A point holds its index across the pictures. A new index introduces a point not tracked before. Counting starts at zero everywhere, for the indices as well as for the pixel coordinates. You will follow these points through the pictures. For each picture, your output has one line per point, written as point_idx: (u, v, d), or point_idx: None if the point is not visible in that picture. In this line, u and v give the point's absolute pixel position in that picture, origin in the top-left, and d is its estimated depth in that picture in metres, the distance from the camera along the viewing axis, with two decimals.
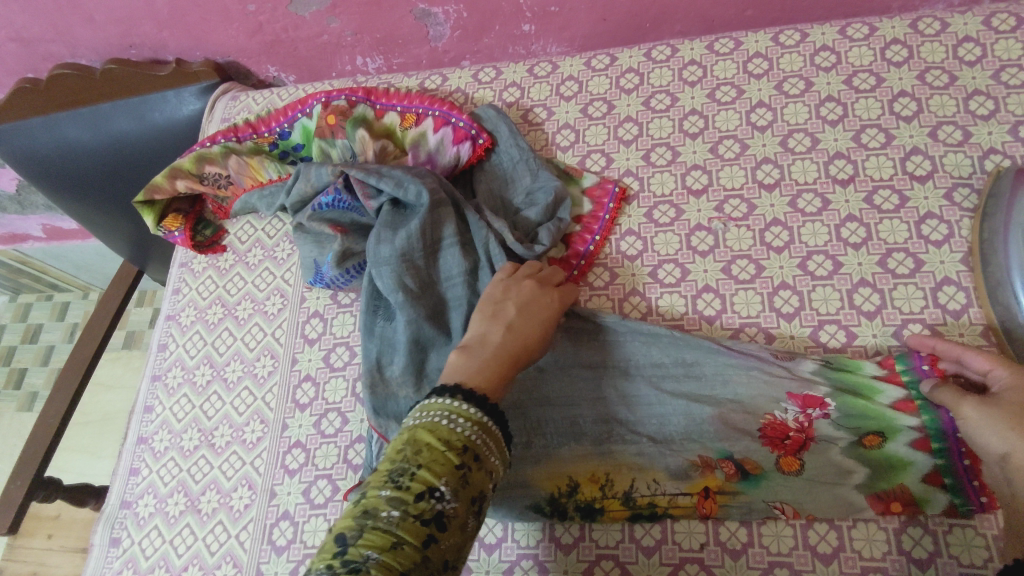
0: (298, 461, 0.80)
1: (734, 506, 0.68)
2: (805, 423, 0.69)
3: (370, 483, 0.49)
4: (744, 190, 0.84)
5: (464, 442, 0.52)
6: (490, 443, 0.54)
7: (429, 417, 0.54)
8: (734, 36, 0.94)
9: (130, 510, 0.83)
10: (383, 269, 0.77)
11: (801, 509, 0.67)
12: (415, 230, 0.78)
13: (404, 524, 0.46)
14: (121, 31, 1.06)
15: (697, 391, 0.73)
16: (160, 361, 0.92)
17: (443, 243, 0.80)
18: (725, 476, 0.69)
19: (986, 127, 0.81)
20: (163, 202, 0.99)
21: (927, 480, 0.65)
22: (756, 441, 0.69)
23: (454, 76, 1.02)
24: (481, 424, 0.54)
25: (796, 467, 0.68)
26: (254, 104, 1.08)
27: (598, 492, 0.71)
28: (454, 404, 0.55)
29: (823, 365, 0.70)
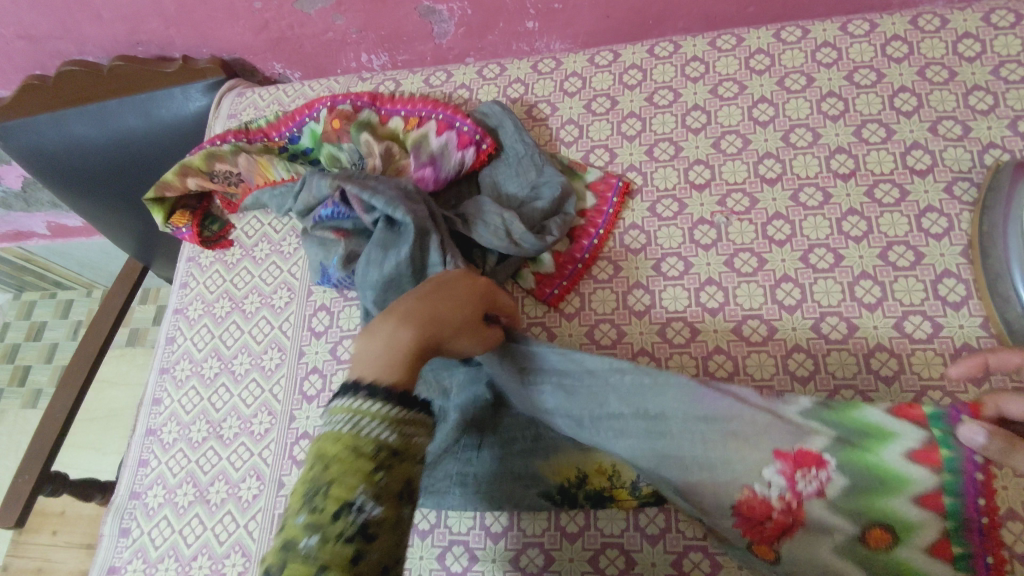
0: (306, 452, 0.81)
1: (727, 530, 0.66)
2: (794, 503, 0.60)
3: (289, 506, 0.47)
4: (747, 184, 0.85)
5: (376, 442, 0.49)
6: (408, 433, 0.51)
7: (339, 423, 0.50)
8: (736, 32, 0.95)
9: (139, 501, 0.83)
10: (372, 289, 0.79)
11: (792, 552, 0.64)
12: (406, 256, 0.77)
13: (325, 549, 0.44)
14: (129, 28, 1.07)
15: None
16: (168, 353, 0.93)
17: (430, 266, 0.79)
18: None
19: (985, 122, 0.82)
20: (172, 199, 0.99)
21: (915, 474, 0.62)
22: (733, 522, 0.63)
23: (458, 73, 1.03)
24: (398, 419, 0.51)
25: None
26: (260, 101, 1.09)
27: (606, 482, 0.72)
28: (355, 404, 0.50)
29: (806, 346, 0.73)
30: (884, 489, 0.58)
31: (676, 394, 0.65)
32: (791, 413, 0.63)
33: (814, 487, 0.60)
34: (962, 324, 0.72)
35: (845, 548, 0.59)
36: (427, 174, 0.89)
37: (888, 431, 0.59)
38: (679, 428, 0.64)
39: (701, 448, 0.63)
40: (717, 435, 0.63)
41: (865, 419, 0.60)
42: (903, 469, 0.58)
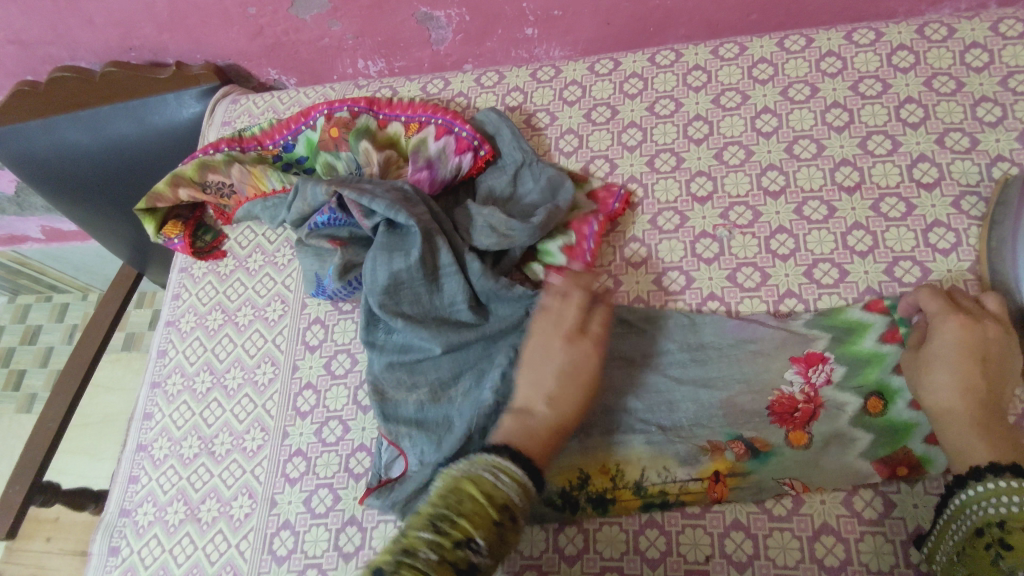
0: (299, 470, 0.79)
1: (745, 487, 0.69)
2: (812, 394, 0.71)
3: (413, 522, 0.55)
4: (750, 197, 0.83)
5: (504, 499, 0.58)
6: (523, 501, 0.59)
7: (479, 471, 0.59)
8: (739, 41, 0.93)
9: (129, 519, 0.82)
10: (379, 292, 0.77)
11: (809, 484, 0.68)
12: (416, 259, 0.77)
13: (440, 566, 0.52)
14: (121, 33, 1.06)
15: (705, 375, 0.74)
16: (159, 367, 0.91)
17: (443, 267, 0.79)
18: (735, 457, 0.70)
19: (993, 134, 0.80)
20: (163, 210, 0.97)
21: (928, 439, 0.67)
22: (767, 418, 0.71)
23: (456, 80, 1.01)
24: (523, 488, 0.60)
25: (805, 442, 0.69)
26: (255, 108, 1.07)
27: (608, 482, 0.71)
28: (502, 464, 0.60)
29: (815, 318, 0.74)
30: (871, 366, 0.71)
31: (709, 328, 0.76)
32: (799, 326, 0.74)
33: (824, 378, 0.71)
34: None
35: (851, 419, 0.69)
36: (422, 176, 0.87)
37: (881, 353, 0.71)
38: (708, 346, 0.75)
39: (730, 366, 0.74)
40: (741, 355, 0.74)
41: (850, 317, 0.73)
42: (878, 350, 0.71)
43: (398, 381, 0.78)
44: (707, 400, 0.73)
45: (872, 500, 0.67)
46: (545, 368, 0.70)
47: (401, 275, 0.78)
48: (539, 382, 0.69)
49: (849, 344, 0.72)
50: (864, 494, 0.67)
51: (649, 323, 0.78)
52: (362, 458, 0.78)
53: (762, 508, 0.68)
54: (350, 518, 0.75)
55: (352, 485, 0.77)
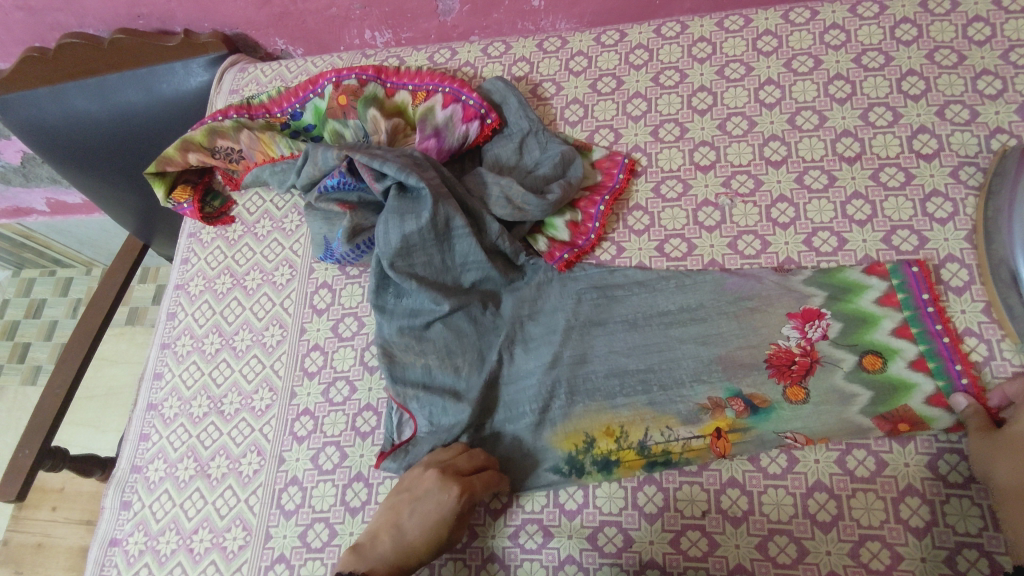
0: (307, 429, 0.81)
1: (746, 440, 0.71)
2: (809, 347, 0.73)
3: None
4: (752, 166, 0.85)
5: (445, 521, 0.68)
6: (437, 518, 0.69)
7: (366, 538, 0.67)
8: (744, 13, 0.94)
9: (140, 475, 0.84)
10: (391, 253, 0.78)
11: (812, 437, 0.70)
12: (427, 221, 0.78)
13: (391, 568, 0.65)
14: (130, 0, 1.06)
15: (705, 333, 0.77)
16: (169, 329, 0.92)
17: (453, 230, 0.80)
18: (735, 413, 0.72)
19: (993, 106, 0.81)
20: (173, 173, 0.99)
21: (929, 401, 0.69)
22: (765, 371, 0.73)
23: (463, 50, 1.01)
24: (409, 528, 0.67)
25: (802, 395, 0.72)
26: (263, 77, 1.08)
27: (613, 444, 0.74)
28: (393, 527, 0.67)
29: (814, 273, 0.77)
30: (867, 326, 0.73)
31: (708, 287, 0.79)
32: (798, 282, 0.77)
33: (819, 334, 0.74)
34: (964, 309, 0.72)
35: (849, 375, 0.71)
36: (431, 145, 0.89)
37: (876, 314, 0.73)
38: (707, 306, 0.78)
39: (730, 323, 0.76)
40: (740, 313, 0.77)
41: (849, 278, 0.76)
42: (876, 312, 0.73)
43: (407, 345, 0.79)
44: (706, 356, 0.75)
45: (864, 459, 0.69)
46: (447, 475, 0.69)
47: (413, 237, 0.79)
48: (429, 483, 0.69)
49: (848, 304, 0.74)
50: (857, 453, 0.69)
51: (649, 286, 0.81)
52: (369, 417, 0.80)
53: (758, 467, 0.70)
54: (356, 475, 0.77)
55: (358, 443, 0.79)
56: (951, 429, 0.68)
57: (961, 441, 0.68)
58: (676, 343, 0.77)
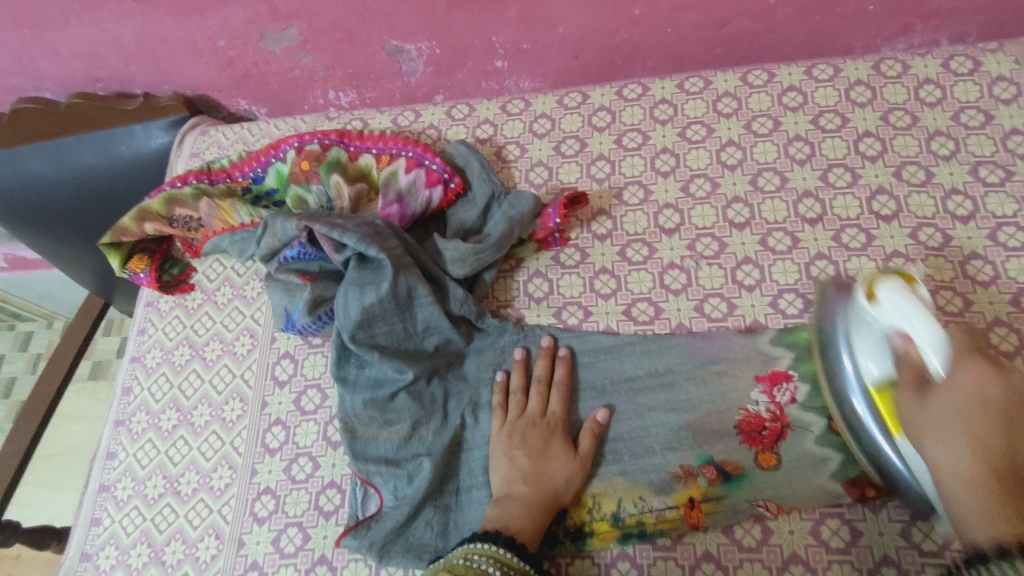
0: (267, 509, 0.78)
1: (719, 512, 0.69)
2: (778, 413, 0.72)
3: None
4: (716, 229, 0.85)
5: (480, 574, 0.59)
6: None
7: (479, 563, 0.61)
8: (703, 74, 0.96)
9: (90, 563, 0.79)
10: (352, 327, 0.76)
11: (784, 505, 0.69)
12: (388, 291, 0.76)
13: None
14: (87, 65, 1.05)
15: (673, 399, 0.76)
16: (124, 404, 0.89)
17: (416, 297, 0.79)
18: (708, 482, 0.71)
19: (947, 167, 0.83)
20: (129, 244, 0.96)
21: None
22: (735, 438, 0.72)
23: (427, 112, 1.01)
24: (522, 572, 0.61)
25: (774, 461, 0.71)
26: (224, 139, 1.06)
27: (586, 516, 0.72)
28: (496, 551, 0.62)
29: (778, 335, 0.77)
30: None
31: (674, 352, 0.78)
32: (764, 345, 0.76)
33: (788, 397, 0.73)
34: None
35: (819, 438, 0.71)
36: (393, 211, 0.86)
37: None
38: (674, 370, 0.77)
39: (697, 389, 0.75)
40: (706, 377, 0.76)
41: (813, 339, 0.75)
42: None
43: (370, 419, 0.76)
44: (675, 423, 0.74)
45: (839, 529, 0.68)
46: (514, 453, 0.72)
47: (374, 308, 0.76)
48: (511, 472, 0.71)
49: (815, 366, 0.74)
50: (832, 523, 0.68)
51: (618, 350, 0.80)
52: (332, 495, 0.77)
53: (732, 539, 0.69)
54: (320, 557, 0.74)
55: (322, 524, 0.76)
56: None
57: None
58: (645, 409, 0.76)
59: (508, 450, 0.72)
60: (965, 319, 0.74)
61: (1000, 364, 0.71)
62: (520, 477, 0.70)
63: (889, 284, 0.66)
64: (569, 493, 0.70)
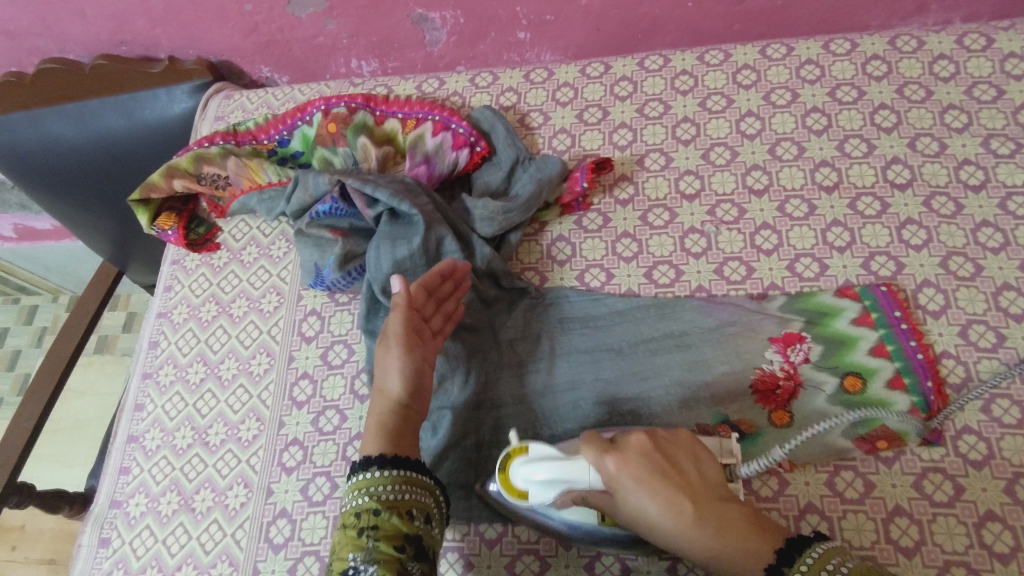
0: (296, 459, 0.80)
1: None
2: (792, 371, 0.74)
3: None
4: (735, 195, 0.87)
5: (357, 510, 0.61)
6: (414, 491, 0.62)
7: (355, 499, 0.61)
8: (723, 48, 0.98)
9: (120, 510, 0.81)
10: (383, 279, 0.79)
11: (796, 461, 0.71)
12: (419, 246, 0.79)
13: None
14: (113, 27, 1.05)
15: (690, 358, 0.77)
16: (151, 358, 0.90)
17: (445, 254, 0.81)
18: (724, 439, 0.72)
19: (960, 139, 0.86)
20: (157, 201, 0.97)
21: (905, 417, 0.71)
22: (750, 397, 0.74)
23: (451, 81, 1.03)
24: (403, 481, 0.62)
25: (787, 420, 0.72)
26: (248, 104, 1.07)
27: None
28: (383, 476, 0.62)
29: (789, 299, 0.79)
30: (846, 348, 0.75)
31: (691, 313, 0.80)
32: (775, 309, 0.78)
33: (801, 357, 0.75)
34: (941, 332, 0.75)
35: (831, 398, 0.73)
36: (421, 171, 0.89)
37: (852, 335, 0.75)
38: (690, 333, 0.78)
39: (713, 350, 0.77)
40: (721, 338, 0.77)
41: (823, 301, 0.78)
42: (852, 333, 0.75)
43: None
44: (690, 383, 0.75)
45: (853, 481, 0.70)
46: (397, 354, 0.69)
47: (405, 263, 0.79)
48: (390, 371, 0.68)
49: (827, 328, 0.76)
50: (846, 475, 0.70)
51: (637, 308, 0.81)
52: (360, 446, 0.79)
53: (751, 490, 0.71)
54: None
55: (350, 473, 0.78)
56: (922, 445, 0.70)
57: (942, 459, 0.69)
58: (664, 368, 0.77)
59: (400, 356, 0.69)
60: (976, 283, 0.77)
61: (1009, 325, 0.74)
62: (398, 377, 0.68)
63: (518, 463, 0.66)
64: (395, 384, 0.68)
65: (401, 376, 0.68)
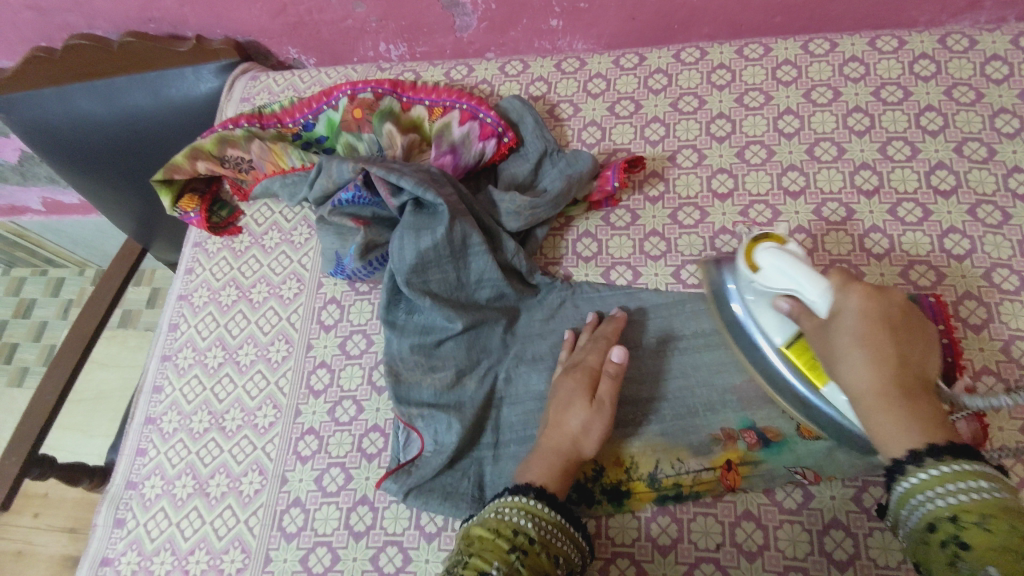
0: (311, 448, 0.79)
1: (756, 475, 0.69)
2: None
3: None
4: (770, 197, 0.84)
5: (516, 528, 0.61)
6: (564, 538, 0.62)
7: (517, 515, 0.62)
8: (764, 42, 0.94)
9: (136, 491, 0.81)
10: (403, 269, 0.77)
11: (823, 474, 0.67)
12: (443, 236, 0.77)
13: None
14: (142, 4, 1.04)
15: (717, 360, 0.75)
16: (171, 340, 0.90)
17: (469, 247, 0.79)
18: (747, 446, 0.70)
19: (1011, 145, 0.81)
20: (180, 182, 0.97)
21: None
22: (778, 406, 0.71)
23: (480, 68, 1.01)
24: (559, 524, 0.62)
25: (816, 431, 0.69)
26: (275, 86, 1.06)
27: (623, 474, 0.71)
28: (530, 503, 0.63)
29: None
30: None
31: None
32: None
33: None
34: (981, 347, 0.72)
35: None
36: (446, 161, 0.88)
37: None
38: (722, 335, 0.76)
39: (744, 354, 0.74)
40: None
41: None
42: None
43: (415, 363, 0.77)
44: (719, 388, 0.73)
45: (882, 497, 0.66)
46: (560, 392, 0.72)
47: (428, 253, 0.77)
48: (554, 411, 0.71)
49: None
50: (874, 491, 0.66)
51: (666, 308, 0.79)
52: (376, 438, 0.78)
53: (773, 500, 0.68)
54: (361, 498, 0.75)
55: (364, 465, 0.77)
56: None
57: None
58: (690, 368, 0.75)
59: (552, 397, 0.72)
60: (1020, 297, 0.73)
61: None
62: (568, 410, 0.70)
63: (763, 250, 0.66)
64: (575, 422, 0.69)
65: (580, 417, 0.69)
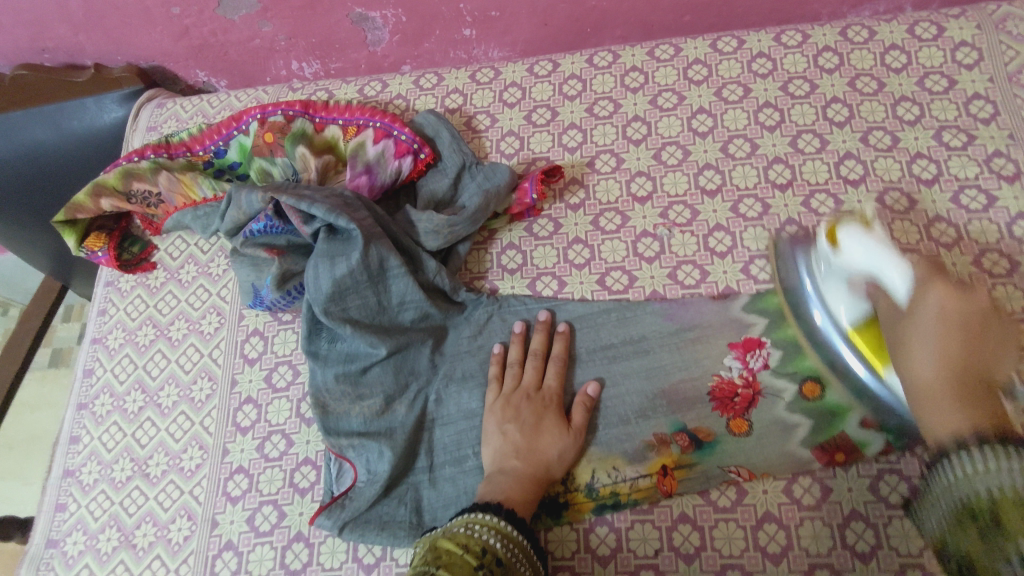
0: (241, 488, 0.76)
1: (692, 477, 0.69)
2: (750, 379, 0.72)
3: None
4: (688, 197, 0.85)
5: (484, 546, 0.59)
6: (523, 560, 0.61)
7: (485, 532, 0.60)
8: (674, 42, 0.95)
9: (57, 549, 0.77)
10: (322, 298, 0.75)
11: (755, 470, 0.69)
12: (359, 261, 0.75)
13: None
14: (31, 34, 0.99)
15: (647, 364, 0.75)
16: (86, 387, 0.86)
17: (389, 270, 0.78)
18: (680, 449, 0.70)
19: (912, 132, 0.84)
20: (85, 220, 0.92)
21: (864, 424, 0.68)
22: (708, 404, 0.72)
23: (394, 82, 0.99)
24: (522, 548, 0.61)
25: (746, 428, 0.70)
26: (183, 112, 1.02)
27: (560, 487, 0.71)
28: (498, 524, 0.61)
29: (753, 298, 0.77)
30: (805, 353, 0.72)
31: (650, 319, 0.78)
32: (738, 311, 0.76)
33: (761, 363, 0.73)
34: None
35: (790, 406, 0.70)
36: (362, 182, 0.86)
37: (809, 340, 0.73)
38: (650, 337, 0.77)
39: (672, 355, 0.75)
40: (680, 343, 0.76)
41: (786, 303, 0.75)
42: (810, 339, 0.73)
43: (342, 393, 0.75)
44: (648, 391, 0.74)
45: (810, 487, 0.67)
46: (521, 416, 0.72)
47: (345, 280, 0.75)
48: (512, 440, 0.70)
49: (784, 333, 0.74)
50: (803, 481, 0.68)
51: (593, 314, 0.79)
52: (307, 472, 0.76)
53: (708, 500, 0.69)
54: (296, 534, 0.73)
55: (297, 500, 0.75)
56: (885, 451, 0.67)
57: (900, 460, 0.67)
58: (619, 376, 0.75)
59: (501, 423, 0.72)
60: None
61: None
62: (532, 433, 0.70)
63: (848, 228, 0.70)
64: (551, 449, 0.69)
65: (555, 443, 0.70)
